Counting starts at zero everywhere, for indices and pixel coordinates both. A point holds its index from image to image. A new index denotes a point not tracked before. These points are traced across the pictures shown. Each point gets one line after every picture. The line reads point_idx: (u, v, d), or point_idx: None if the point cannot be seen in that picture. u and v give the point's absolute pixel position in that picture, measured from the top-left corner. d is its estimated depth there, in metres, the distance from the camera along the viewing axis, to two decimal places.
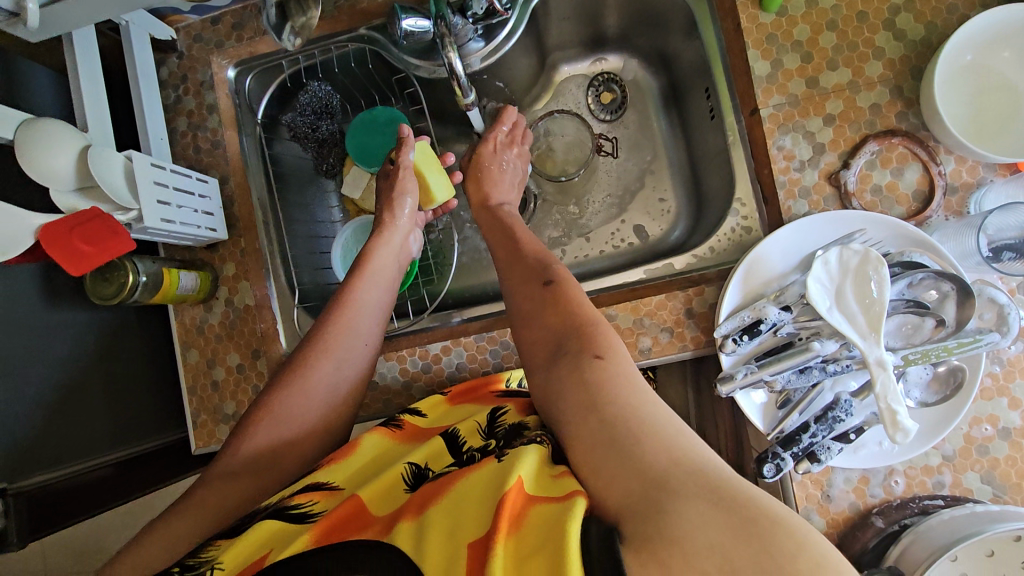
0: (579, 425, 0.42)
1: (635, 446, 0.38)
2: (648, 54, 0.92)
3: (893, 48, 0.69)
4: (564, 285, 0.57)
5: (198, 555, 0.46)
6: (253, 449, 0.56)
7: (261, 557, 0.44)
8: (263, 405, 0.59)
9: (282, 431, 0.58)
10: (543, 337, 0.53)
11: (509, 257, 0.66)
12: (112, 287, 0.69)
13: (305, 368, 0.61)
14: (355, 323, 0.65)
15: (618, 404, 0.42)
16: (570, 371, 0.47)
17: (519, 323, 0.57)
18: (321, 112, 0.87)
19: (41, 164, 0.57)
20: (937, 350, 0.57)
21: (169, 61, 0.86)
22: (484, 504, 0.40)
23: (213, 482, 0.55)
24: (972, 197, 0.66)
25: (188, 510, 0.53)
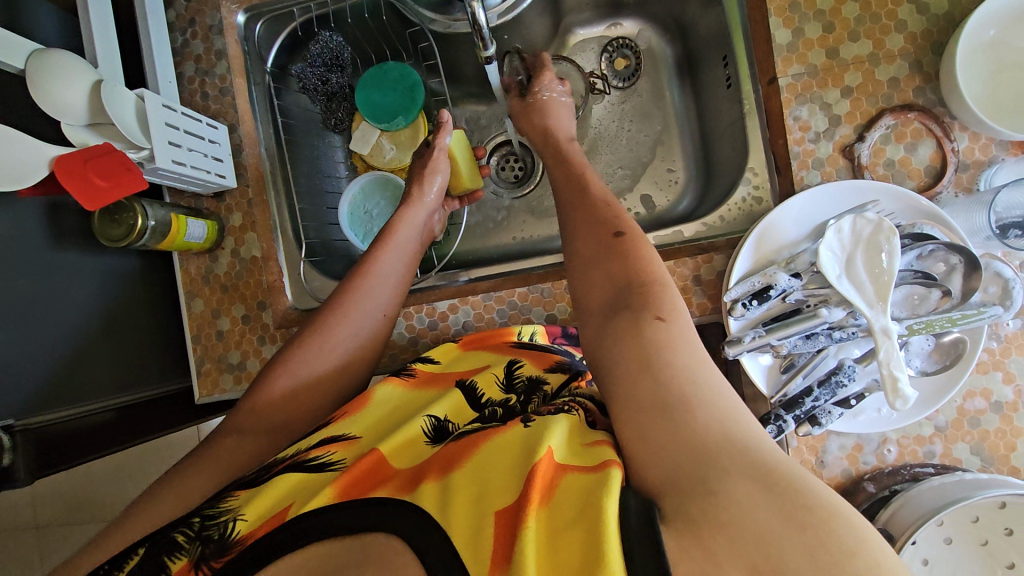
0: (629, 385, 0.40)
1: (686, 412, 0.37)
2: (664, 20, 0.91)
3: (915, 22, 0.68)
4: (636, 241, 0.53)
5: (217, 505, 0.45)
6: (270, 407, 0.56)
7: (284, 509, 0.42)
8: (279, 362, 0.59)
9: (298, 390, 0.58)
10: (602, 288, 0.50)
11: (569, 203, 0.61)
12: (121, 230, 0.69)
13: (323, 330, 0.61)
14: (377, 293, 0.65)
15: (668, 365, 0.40)
16: (625, 324, 0.45)
17: (575, 275, 0.54)
18: (331, 64, 0.85)
19: (54, 96, 0.56)
20: (942, 320, 0.59)
21: (176, 3, 0.84)
22: (514, 472, 0.40)
23: (228, 439, 0.54)
24: (982, 175, 0.67)
25: (203, 467, 0.51)
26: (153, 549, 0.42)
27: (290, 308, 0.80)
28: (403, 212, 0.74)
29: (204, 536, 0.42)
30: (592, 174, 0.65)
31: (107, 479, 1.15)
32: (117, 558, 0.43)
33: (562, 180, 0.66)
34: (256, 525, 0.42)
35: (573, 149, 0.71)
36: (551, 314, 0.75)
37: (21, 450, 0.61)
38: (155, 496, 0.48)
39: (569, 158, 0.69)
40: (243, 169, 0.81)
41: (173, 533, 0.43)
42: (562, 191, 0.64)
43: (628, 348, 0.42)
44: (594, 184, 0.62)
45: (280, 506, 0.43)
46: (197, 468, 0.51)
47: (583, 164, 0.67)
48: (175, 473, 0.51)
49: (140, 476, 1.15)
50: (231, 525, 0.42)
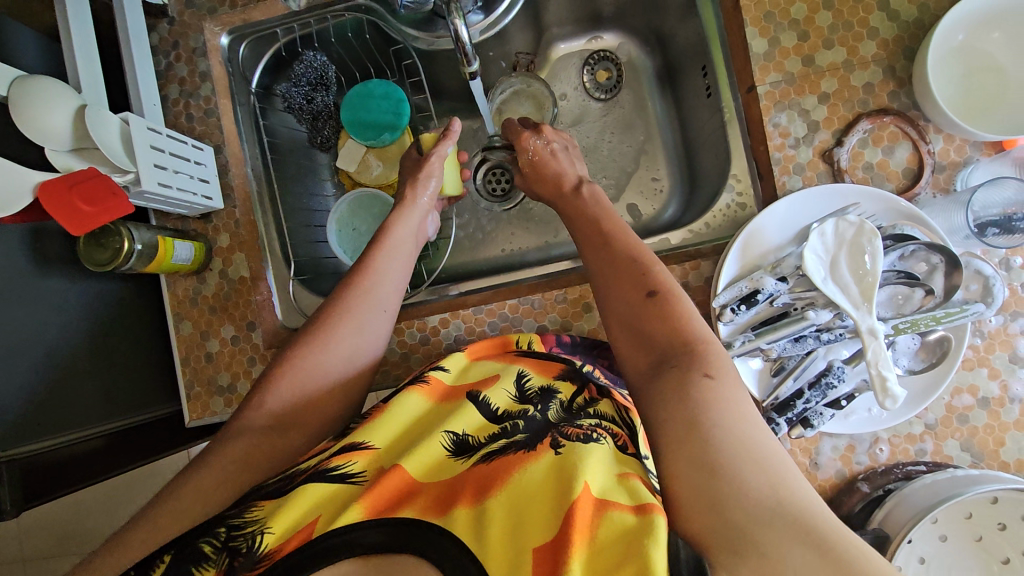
0: (670, 437, 0.42)
1: (735, 471, 0.38)
2: (643, 33, 0.93)
3: (886, 28, 0.70)
4: (670, 297, 0.53)
5: (243, 515, 0.45)
6: (277, 400, 0.56)
7: (312, 522, 0.44)
8: (285, 358, 0.58)
9: (304, 386, 0.57)
10: (643, 347, 0.51)
11: (598, 256, 0.62)
12: (108, 253, 0.68)
13: (330, 329, 0.60)
14: (382, 295, 0.65)
15: (713, 419, 0.41)
16: (671, 381, 0.45)
17: (613, 334, 0.55)
18: (316, 83, 0.86)
19: (38, 123, 0.56)
20: (926, 319, 0.60)
21: (159, 27, 0.84)
22: (551, 507, 0.43)
23: (242, 439, 0.54)
24: (959, 175, 0.68)
25: (222, 467, 0.52)
26: (178, 559, 0.42)
27: (280, 325, 0.79)
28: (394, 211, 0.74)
29: (231, 547, 0.43)
30: (619, 223, 0.65)
31: (96, 508, 1.13)
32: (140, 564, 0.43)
33: (585, 231, 0.66)
34: (284, 538, 0.43)
35: (597, 196, 0.71)
36: (542, 325, 0.75)
37: (6, 482, 0.60)
38: (177, 501, 0.50)
39: (600, 207, 0.69)
40: (230, 190, 0.81)
41: (198, 541, 0.43)
42: (589, 241, 0.64)
43: (670, 407, 0.43)
44: (624, 234, 0.62)
45: (308, 518, 0.44)
46: (214, 474, 0.52)
47: (612, 214, 0.67)
48: (192, 474, 0.52)
49: (130, 504, 1.12)
50: (259, 538, 0.43)
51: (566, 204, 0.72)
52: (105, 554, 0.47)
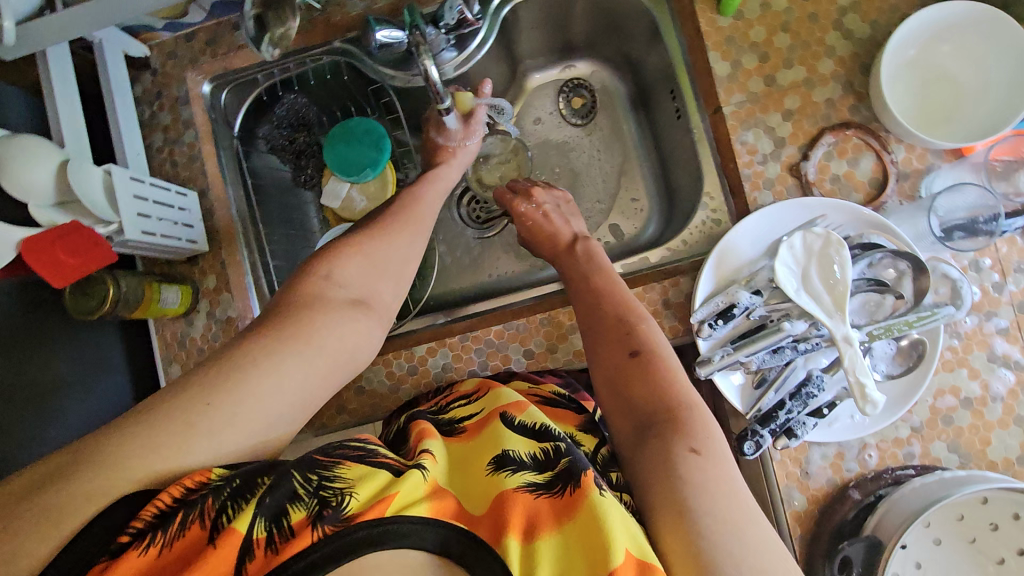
0: (666, 521, 0.46)
1: (725, 562, 0.43)
2: (614, 60, 0.96)
3: (842, 46, 0.73)
4: (654, 360, 0.56)
5: (327, 474, 0.45)
6: (347, 274, 0.57)
7: (389, 497, 0.44)
8: (349, 243, 0.60)
9: (370, 267, 0.59)
10: (628, 412, 0.54)
11: (591, 312, 0.64)
12: (93, 301, 0.69)
13: (388, 229, 0.63)
14: (429, 217, 0.69)
15: (708, 508, 0.45)
16: (656, 454, 0.49)
17: (600, 393, 0.58)
18: (298, 124, 0.91)
19: (19, 179, 0.58)
20: (899, 324, 0.62)
21: (143, 78, 0.86)
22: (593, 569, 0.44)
23: (306, 317, 0.51)
24: (923, 182, 0.70)
25: (286, 351, 0.49)
26: (269, 495, 0.43)
27: None
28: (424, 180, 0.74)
29: (321, 497, 0.44)
30: (614, 277, 0.68)
31: None
32: (244, 480, 0.43)
33: (579, 284, 0.68)
34: (370, 504, 0.44)
35: (592, 253, 0.72)
36: (528, 349, 0.76)
37: None
38: (237, 389, 0.46)
39: (595, 263, 0.70)
40: (215, 232, 0.82)
41: (291, 479, 0.44)
42: (580, 299, 0.66)
43: (663, 492, 0.47)
44: (615, 290, 0.65)
45: (390, 490, 0.45)
46: (275, 373, 0.47)
47: (606, 267, 0.69)
48: (249, 355, 0.47)
49: None
50: (346, 500, 0.43)
51: (562, 261, 0.74)
52: (153, 430, 0.43)
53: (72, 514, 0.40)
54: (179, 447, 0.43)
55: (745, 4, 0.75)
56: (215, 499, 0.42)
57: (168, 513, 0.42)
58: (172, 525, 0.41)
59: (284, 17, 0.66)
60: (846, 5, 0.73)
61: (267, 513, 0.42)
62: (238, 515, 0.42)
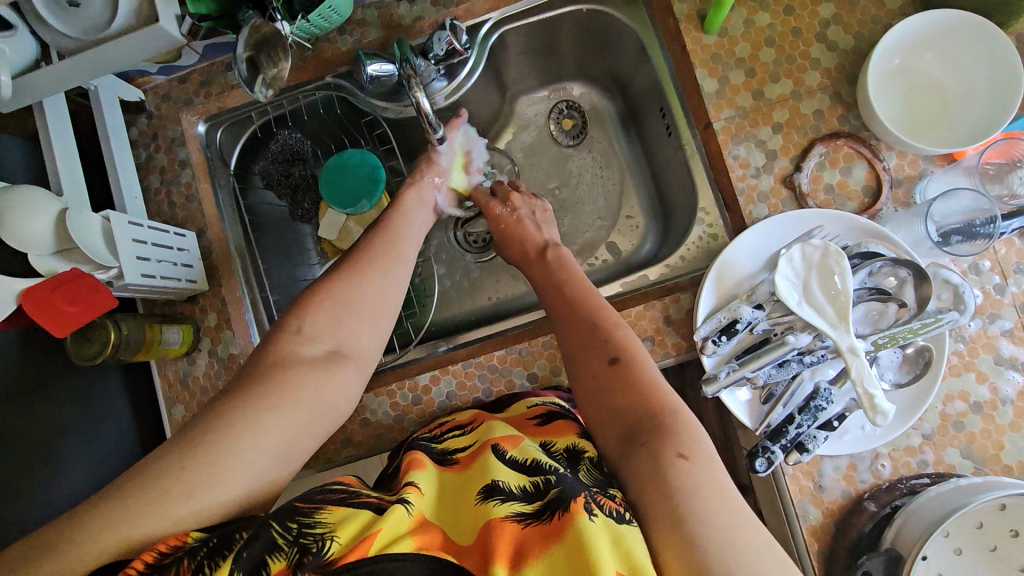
0: (659, 528, 0.45)
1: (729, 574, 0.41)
2: (602, 81, 0.97)
3: (827, 58, 0.74)
4: (632, 367, 0.56)
5: (312, 516, 0.45)
6: (315, 324, 0.56)
7: (371, 534, 0.43)
8: (319, 289, 0.59)
9: (342, 311, 0.58)
10: (613, 421, 0.54)
11: (568, 322, 0.64)
12: (94, 346, 0.69)
13: (361, 269, 0.62)
14: (406, 250, 0.68)
15: (701, 513, 0.44)
16: (645, 461, 0.49)
17: (582, 404, 0.58)
18: (293, 159, 0.89)
19: (19, 232, 0.58)
20: (904, 333, 0.61)
21: (138, 121, 0.87)
22: None
23: (280, 375, 0.51)
24: (916, 188, 0.70)
25: (262, 407, 0.49)
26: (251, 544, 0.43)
27: None
28: (393, 213, 0.73)
29: (301, 544, 0.43)
30: (588, 287, 0.68)
31: None
32: (221, 538, 0.44)
33: (554, 294, 0.68)
34: (351, 545, 0.42)
35: (563, 260, 0.73)
36: (531, 373, 0.76)
37: None
38: (216, 447, 0.46)
39: (568, 272, 0.71)
40: (213, 270, 0.82)
41: (270, 528, 0.44)
42: (555, 308, 0.67)
43: (655, 501, 0.46)
44: (591, 299, 0.65)
45: (374, 527, 0.44)
46: (252, 431, 0.48)
47: (580, 277, 0.70)
48: (227, 414, 0.48)
49: None
50: (327, 544, 0.43)
51: (534, 270, 0.74)
52: (129, 499, 0.44)
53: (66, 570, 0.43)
54: (156, 511, 0.44)
55: (729, 21, 0.76)
56: (191, 560, 0.43)
57: None
58: None
59: (276, 58, 0.67)
60: (829, 18, 0.74)
61: (246, 568, 0.42)
62: (214, 572, 0.42)
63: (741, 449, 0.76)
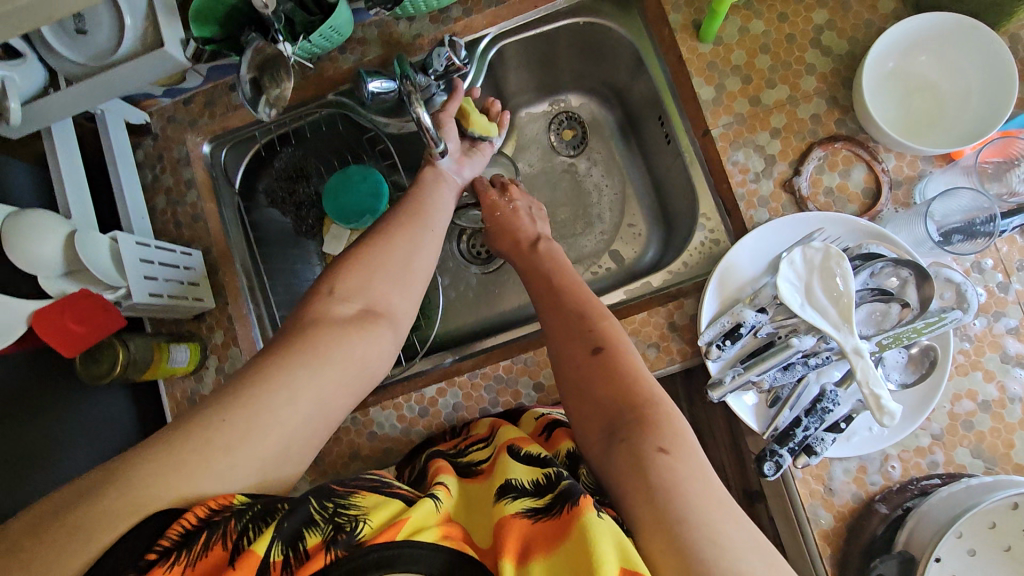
0: (640, 522, 0.45)
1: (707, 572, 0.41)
2: (600, 91, 0.98)
3: (822, 63, 0.75)
4: (617, 358, 0.57)
5: (346, 501, 0.46)
6: (348, 285, 0.57)
7: (402, 520, 0.43)
8: (352, 254, 0.60)
9: (374, 273, 0.59)
10: (596, 415, 0.54)
11: (554, 315, 0.64)
12: (103, 366, 0.70)
13: (391, 233, 0.63)
14: (435, 219, 0.68)
15: (682, 508, 0.44)
16: (626, 455, 0.49)
17: (567, 396, 0.58)
18: (296, 175, 0.92)
19: (30, 255, 0.59)
20: (908, 333, 0.61)
21: (144, 143, 0.88)
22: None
23: (315, 333, 0.52)
24: (916, 188, 0.71)
25: (295, 364, 0.50)
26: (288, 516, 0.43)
27: None
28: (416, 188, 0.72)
29: (336, 522, 0.43)
30: (575, 280, 0.68)
31: None
32: (263, 505, 0.44)
33: (541, 289, 0.68)
34: (382, 529, 0.43)
35: (554, 252, 0.74)
36: (538, 382, 0.76)
37: None
38: (251, 405, 0.47)
39: (557, 264, 0.71)
40: (220, 288, 0.83)
41: (310, 504, 0.44)
42: (542, 299, 0.67)
43: (636, 496, 0.46)
44: (577, 293, 0.65)
45: (404, 514, 0.44)
46: (286, 389, 0.49)
47: (568, 269, 0.70)
48: (266, 372, 0.49)
49: None
50: (359, 526, 0.43)
51: (524, 260, 0.74)
52: (171, 454, 0.44)
53: (98, 533, 0.41)
54: (200, 467, 0.44)
55: (724, 30, 0.77)
56: (237, 521, 0.43)
57: (192, 531, 0.42)
58: (196, 545, 0.41)
59: (279, 78, 0.68)
60: (822, 24, 0.75)
61: (284, 537, 0.42)
62: (256, 540, 0.41)
63: (749, 454, 0.76)
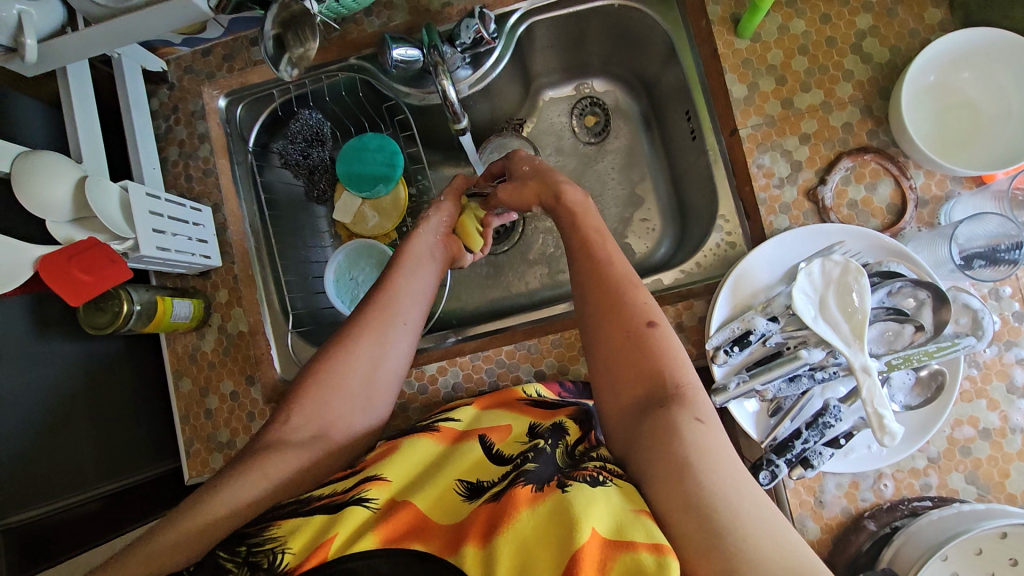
0: (667, 484, 0.45)
1: (734, 522, 0.42)
2: (628, 78, 0.95)
3: (861, 71, 0.73)
4: (664, 333, 0.56)
5: (262, 533, 0.47)
6: (302, 417, 0.57)
7: (327, 540, 0.44)
8: (311, 375, 0.59)
9: (330, 395, 0.58)
10: (630, 386, 0.54)
11: (586, 283, 0.63)
12: (106, 316, 0.69)
13: (349, 343, 0.61)
14: (410, 300, 0.66)
15: (708, 463, 0.45)
16: (658, 424, 0.49)
17: (597, 357, 0.58)
18: (312, 139, 0.87)
19: (38, 197, 0.58)
20: (919, 354, 0.61)
21: (160, 92, 0.87)
22: (553, 553, 0.42)
23: (271, 455, 0.54)
24: (942, 209, 0.69)
25: (241, 480, 0.52)
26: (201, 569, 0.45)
27: (279, 379, 0.80)
28: (392, 268, 0.69)
29: (252, 560, 0.45)
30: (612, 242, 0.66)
31: None
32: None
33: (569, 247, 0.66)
34: (305, 554, 0.44)
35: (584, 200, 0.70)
36: (539, 370, 0.76)
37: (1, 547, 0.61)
38: (206, 508, 0.50)
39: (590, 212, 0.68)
40: (228, 248, 0.82)
41: (219, 558, 0.45)
42: (575, 253, 0.65)
43: (667, 451, 0.47)
44: (612, 259, 0.63)
45: (329, 533, 0.45)
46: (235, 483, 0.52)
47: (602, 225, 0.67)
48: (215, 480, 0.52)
49: None
50: (279, 557, 0.44)
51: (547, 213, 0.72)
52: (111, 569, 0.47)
53: None
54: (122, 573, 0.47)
55: (763, 27, 0.75)
56: None
57: None
58: None
59: (303, 37, 0.66)
60: (865, 29, 0.73)
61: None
62: None
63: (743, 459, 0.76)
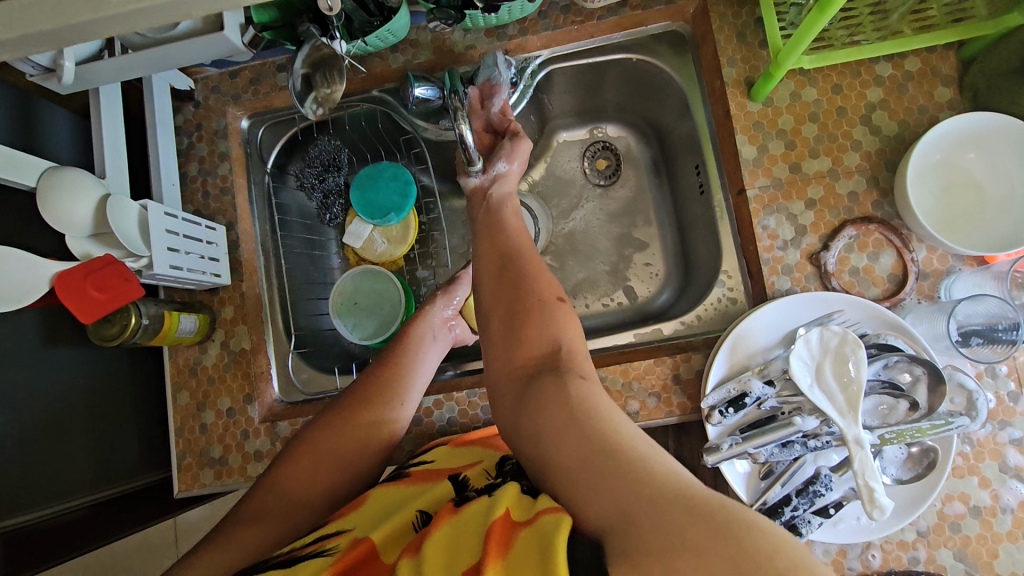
0: (559, 437, 0.47)
1: (618, 461, 0.42)
2: (641, 126, 0.97)
3: (869, 142, 0.74)
4: (563, 308, 0.62)
5: None
6: (290, 482, 0.59)
7: None
8: (301, 443, 0.62)
9: (317, 464, 0.60)
10: (527, 354, 0.58)
11: (496, 265, 0.68)
12: (114, 328, 0.70)
13: (342, 413, 0.63)
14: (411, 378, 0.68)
15: (595, 417, 0.47)
16: (548, 386, 0.52)
17: (503, 332, 0.62)
18: (328, 165, 0.90)
19: (60, 212, 0.60)
20: (912, 431, 0.62)
21: (184, 109, 0.88)
22: (472, 543, 0.41)
23: (250, 524, 0.56)
24: (942, 284, 0.70)
25: (218, 546, 0.54)
26: None
27: (276, 402, 0.83)
28: (398, 346, 0.71)
29: None
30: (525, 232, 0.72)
31: None
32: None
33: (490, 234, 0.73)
34: None
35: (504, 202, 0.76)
36: None
37: None
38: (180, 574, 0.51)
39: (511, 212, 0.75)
40: (238, 266, 0.84)
41: None
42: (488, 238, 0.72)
43: (554, 408, 0.50)
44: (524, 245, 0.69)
45: None
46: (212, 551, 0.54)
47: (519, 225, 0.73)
48: (196, 549, 0.55)
49: None
50: None
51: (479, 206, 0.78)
52: None
53: None
54: None
55: (776, 92, 0.77)
56: None
57: None
58: None
59: (331, 79, 0.69)
60: (876, 102, 0.75)
61: None
62: None
63: None
